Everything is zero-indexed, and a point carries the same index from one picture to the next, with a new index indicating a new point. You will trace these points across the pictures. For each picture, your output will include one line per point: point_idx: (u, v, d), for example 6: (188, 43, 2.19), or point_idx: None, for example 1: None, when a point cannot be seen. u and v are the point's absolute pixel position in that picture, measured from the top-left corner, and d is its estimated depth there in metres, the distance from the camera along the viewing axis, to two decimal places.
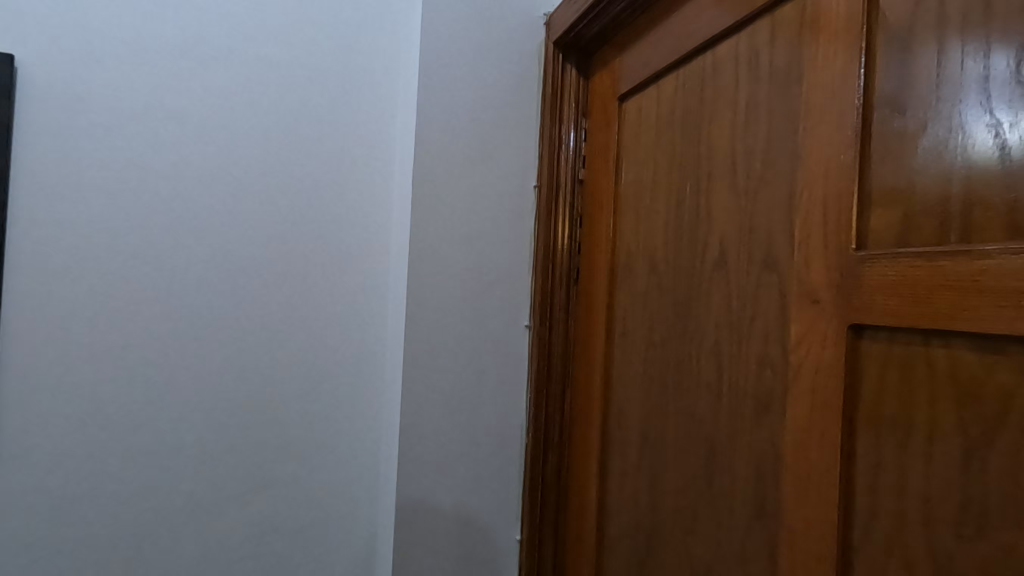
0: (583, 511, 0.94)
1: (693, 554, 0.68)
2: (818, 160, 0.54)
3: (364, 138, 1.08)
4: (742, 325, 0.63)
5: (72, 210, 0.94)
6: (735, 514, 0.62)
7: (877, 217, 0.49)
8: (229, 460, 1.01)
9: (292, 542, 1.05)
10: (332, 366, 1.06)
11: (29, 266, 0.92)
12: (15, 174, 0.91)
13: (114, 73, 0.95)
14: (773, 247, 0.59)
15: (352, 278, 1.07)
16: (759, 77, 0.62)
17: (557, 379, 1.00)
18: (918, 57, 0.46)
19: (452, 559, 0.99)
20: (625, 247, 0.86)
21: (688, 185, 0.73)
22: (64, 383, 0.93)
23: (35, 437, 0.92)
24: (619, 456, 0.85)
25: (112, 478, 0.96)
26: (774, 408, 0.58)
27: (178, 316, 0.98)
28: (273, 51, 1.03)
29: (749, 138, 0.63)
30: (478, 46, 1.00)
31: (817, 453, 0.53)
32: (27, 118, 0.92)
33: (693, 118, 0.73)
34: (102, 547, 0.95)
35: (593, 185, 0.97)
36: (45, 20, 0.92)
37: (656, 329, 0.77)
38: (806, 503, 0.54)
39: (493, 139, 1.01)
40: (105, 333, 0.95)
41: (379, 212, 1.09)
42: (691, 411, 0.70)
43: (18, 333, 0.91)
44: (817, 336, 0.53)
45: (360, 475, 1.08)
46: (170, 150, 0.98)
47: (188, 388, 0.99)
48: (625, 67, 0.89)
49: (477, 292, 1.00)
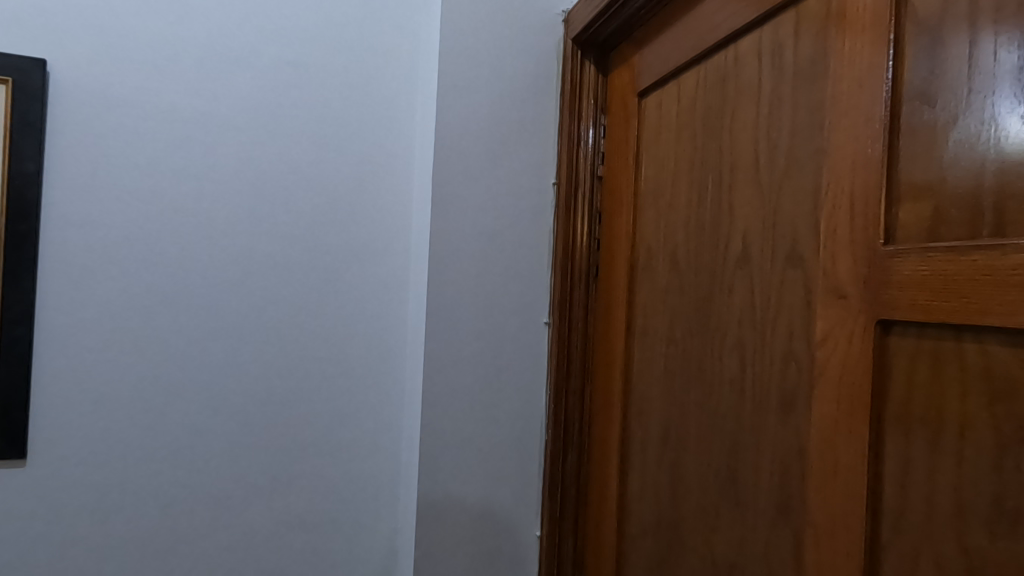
0: (603, 508, 0.94)
1: (716, 553, 0.68)
2: (845, 154, 0.54)
3: (384, 138, 1.09)
4: (766, 321, 0.62)
5: (102, 211, 0.96)
6: (759, 513, 0.62)
7: (906, 211, 0.48)
8: (254, 455, 1.03)
9: (315, 536, 1.06)
10: (353, 363, 1.07)
11: (61, 265, 0.95)
12: (49, 176, 0.94)
13: (142, 78, 0.98)
14: (798, 244, 0.59)
15: (373, 277, 1.08)
16: (784, 71, 0.62)
17: (576, 376, 1.00)
18: (948, 49, 0.45)
19: (472, 554, 1.00)
20: (645, 243, 0.86)
21: (710, 180, 0.72)
22: (95, 380, 0.96)
23: (68, 430, 0.95)
24: (639, 453, 0.85)
25: (142, 471, 0.98)
26: (800, 405, 0.58)
27: (204, 315, 1.00)
28: (295, 53, 1.04)
29: (772, 132, 0.63)
30: (497, 44, 1.00)
31: (844, 450, 0.52)
32: (59, 121, 0.94)
33: (715, 113, 0.72)
34: (132, 538, 0.98)
35: (612, 182, 0.96)
36: (75, 26, 0.95)
37: (676, 325, 0.77)
38: (833, 500, 0.53)
39: (512, 137, 1.01)
40: (134, 330, 0.97)
41: (399, 212, 1.10)
42: (714, 408, 0.69)
43: (52, 329, 0.94)
44: (843, 332, 0.53)
45: (381, 472, 1.09)
46: (195, 152, 1.00)
47: (214, 384, 1.01)
48: (645, 62, 0.88)
49: (497, 288, 1.00)
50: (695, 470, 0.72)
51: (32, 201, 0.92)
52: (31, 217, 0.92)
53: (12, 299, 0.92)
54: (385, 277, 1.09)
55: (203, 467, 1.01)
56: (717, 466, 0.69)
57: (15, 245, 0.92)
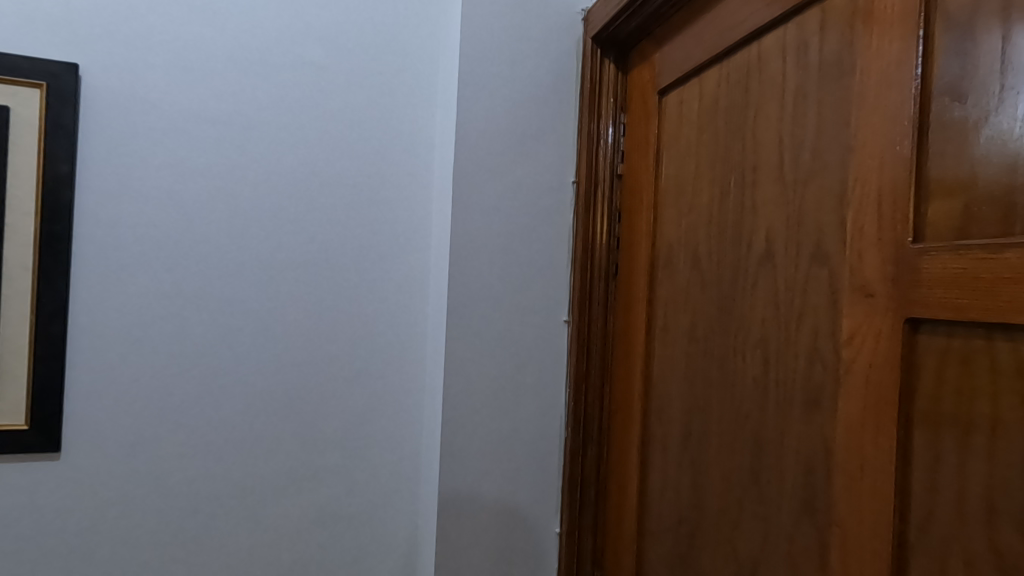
0: (623, 508, 0.95)
1: (738, 550, 0.68)
2: (872, 151, 0.53)
3: (404, 139, 1.10)
4: (790, 319, 0.62)
5: (132, 211, 0.99)
6: (783, 513, 0.62)
7: (935, 209, 0.48)
8: (278, 450, 1.05)
9: (338, 530, 1.08)
10: (375, 359, 1.09)
11: (92, 263, 0.97)
12: (81, 178, 0.97)
13: (169, 80, 1.00)
14: (823, 242, 0.59)
15: (394, 276, 1.09)
16: (808, 68, 0.62)
17: (596, 373, 1.00)
18: (980, 44, 0.45)
19: (493, 550, 1.01)
20: (666, 241, 0.86)
21: (732, 178, 0.72)
22: (125, 375, 0.99)
23: (100, 424, 0.98)
24: (660, 450, 0.85)
25: (171, 464, 1.01)
26: (825, 404, 0.58)
27: (230, 312, 1.02)
28: (317, 55, 1.06)
29: (797, 129, 0.63)
30: (517, 44, 1.01)
31: (872, 450, 0.52)
32: (91, 123, 0.97)
33: (737, 110, 0.72)
34: (162, 529, 1.01)
35: (632, 181, 0.96)
36: (104, 31, 0.97)
37: (697, 323, 0.77)
38: (859, 499, 0.53)
39: (532, 135, 1.01)
40: (163, 327, 1.00)
41: (419, 211, 1.11)
42: (737, 407, 0.69)
43: (84, 326, 0.97)
44: (871, 331, 0.53)
45: (403, 469, 1.11)
46: (221, 152, 1.02)
47: (239, 380, 1.03)
48: (665, 60, 0.88)
49: (517, 286, 1.01)
50: (717, 470, 0.72)
51: (65, 202, 0.95)
52: (65, 217, 0.95)
53: (48, 297, 0.94)
54: (406, 276, 1.10)
55: (229, 464, 1.03)
56: (739, 468, 0.69)
57: (50, 244, 0.94)
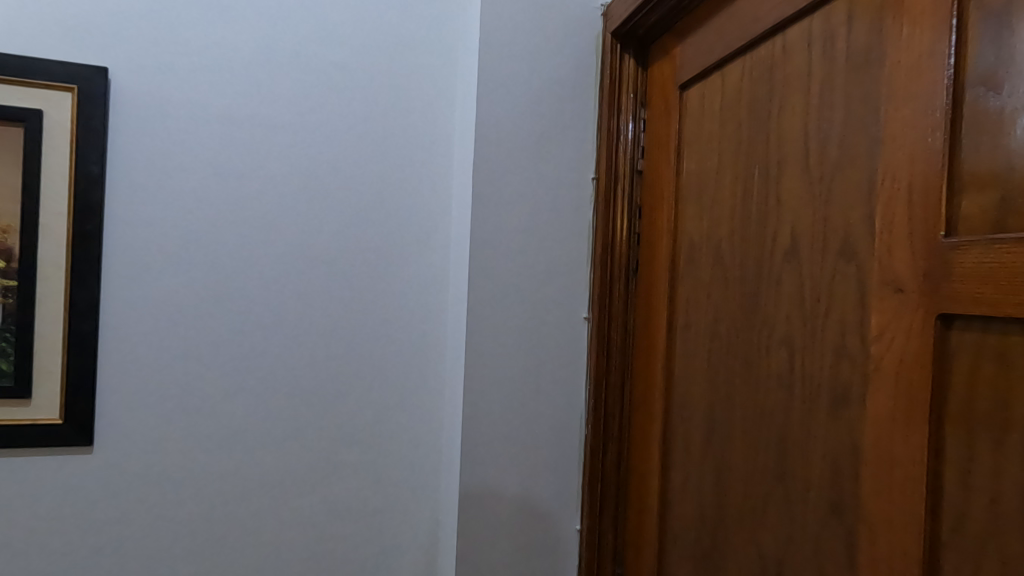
0: (644, 506, 0.94)
1: (763, 549, 0.68)
2: (902, 144, 0.52)
3: (424, 137, 1.11)
4: (816, 316, 0.61)
5: (159, 210, 1.01)
6: (809, 511, 0.61)
7: (970, 201, 0.47)
8: (301, 445, 1.06)
9: (361, 524, 1.09)
10: (395, 356, 1.10)
11: (121, 262, 1.00)
12: (111, 179, 0.99)
13: (194, 82, 1.02)
14: (851, 236, 0.58)
15: (413, 273, 1.10)
16: (836, 60, 0.60)
17: (616, 370, 1.00)
18: (1018, 30, 0.44)
19: (513, 546, 1.01)
20: (688, 236, 0.85)
21: (755, 172, 0.71)
22: (154, 371, 1.01)
23: (130, 419, 1.00)
24: (682, 447, 0.84)
25: (198, 458, 1.03)
26: (853, 401, 0.57)
27: (254, 310, 1.04)
28: (337, 55, 1.07)
29: (824, 123, 0.62)
30: (536, 41, 1.00)
31: (902, 448, 0.51)
32: (120, 125, 0.99)
33: (761, 104, 0.71)
34: (189, 522, 1.03)
35: (652, 176, 0.96)
36: (132, 36, 1.00)
37: (720, 319, 0.77)
38: (888, 497, 0.52)
39: (551, 131, 1.01)
40: (190, 325, 1.02)
41: (438, 208, 1.11)
42: (761, 404, 0.68)
43: (114, 323, 0.99)
44: (901, 327, 0.52)
45: (423, 464, 1.11)
46: (244, 152, 1.03)
47: (263, 377, 1.05)
48: (686, 54, 0.87)
49: (536, 284, 1.01)
50: (740, 469, 0.72)
51: (96, 202, 0.97)
52: (95, 217, 0.97)
53: (80, 295, 0.97)
54: (425, 273, 1.11)
55: (253, 458, 1.05)
56: (763, 466, 0.68)
57: (81, 244, 0.97)
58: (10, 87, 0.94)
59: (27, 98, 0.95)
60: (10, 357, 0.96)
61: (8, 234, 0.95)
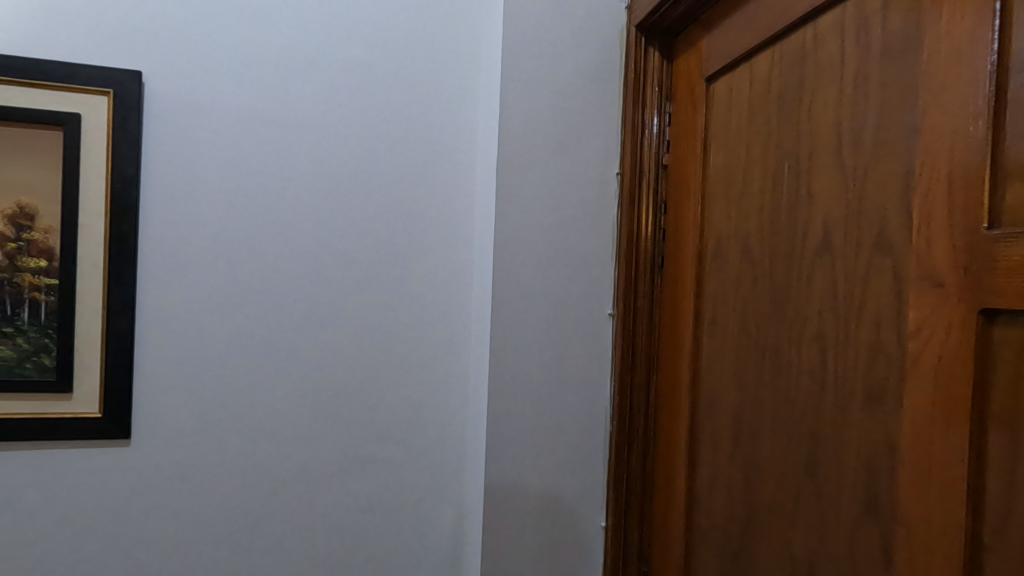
0: (671, 504, 0.93)
1: (794, 548, 0.66)
2: (942, 134, 0.51)
3: (447, 135, 1.11)
4: (850, 311, 0.60)
5: (191, 211, 1.03)
6: (842, 510, 0.60)
7: (1014, 192, 0.45)
8: (329, 440, 1.08)
9: (387, 518, 1.11)
10: (420, 353, 1.11)
11: (155, 261, 1.02)
12: (146, 180, 1.02)
13: (223, 84, 1.04)
14: (886, 230, 0.56)
15: (437, 270, 1.11)
16: (871, 48, 0.59)
17: (642, 367, 0.99)
18: None
19: (538, 542, 1.02)
20: (715, 231, 0.84)
21: (786, 165, 0.70)
22: (187, 367, 1.04)
23: (165, 413, 1.03)
24: (709, 445, 0.83)
25: (230, 452, 1.05)
26: (889, 399, 0.55)
27: (283, 307, 1.06)
28: (362, 54, 1.08)
29: (858, 113, 0.60)
30: (559, 36, 1.00)
31: (942, 447, 0.49)
32: (154, 128, 1.02)
33: (792, 95, 0.69)
34: (222, 513, 1.05)
35: (678, 171, 0.94)
36: (165, 40, 1.02)
37: (749, 315, 0.75)
38: (927, 497, 0.51)
39: (575, 127, 1.01)
40: (221, 321, 1.04)
41: (462, 205, 1.12)
42: (792, 401, 0.67)
43: (149, 320, 1.02)
44: (941, 322, 0.50)
45: (448, 459, 1.12)
46: (272, 152, 1.05)
47: (292, 373, 1.07)
48: (713, 46, 0.86)
49: (560, 280, 1.01)
50: (769, 467, 0.71)
51: (131, 203, 1.00)
52: (131, 218, 1.00)
53: (117, 293, 1.00)
54: (449, 270, 1.11)
55: (283, 452, 1.07)
56: (794, 465, 0.67)
57: (118, 243, 1.00)
58: (50, 92, 0.97)
59: (66, 103, 0.98)
60: (53, 353, 1.00)
61: (50, 234, 0.99)
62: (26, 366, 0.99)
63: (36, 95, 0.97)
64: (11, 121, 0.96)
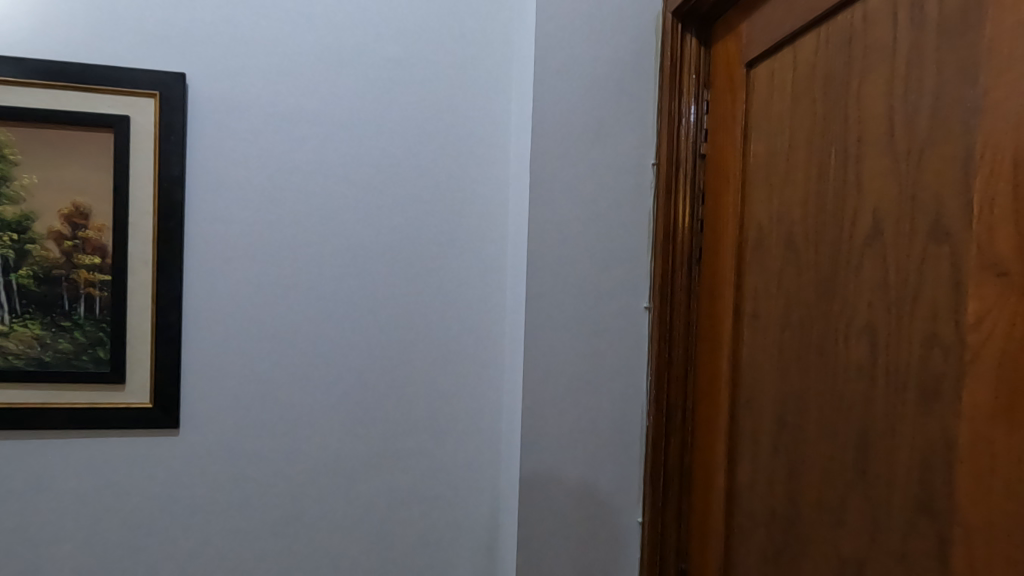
0: (710, 500, 0.92)
1: (842, 547, 0.64)
2: (1005, 115, 0.48)
3: (480, 128, 1.11)
4: (902, 303, 0.57)
5: (233, 208, 1.06)
6: (895, 509, 0.58)
7: None
8: (366, 431, 1.10)
9: (423, 509, 1.12)
10: (455, 346, 1.11)
11: (200, 258, 1.06)
12: (190, 179, 1.05)
13: (262, 84, 1.06)
14: (942, 217, 0.54)
15: (471, 263, 1.11)
16: (925, 27, 0.56)
17: (679, 361, 0.97)
18: None
19: (573, 535, 1.01)
20: (756, 221, 0.81)
21: (832, 151, 0.67)
22: (231, 360, 1.07)
23: (210, 404, 1.07)
24: (750, 441, 0.81)
25: (272, 441, 1.08)
26: (946, 395, 0.53)
27: (321, 301, 1.08)
28: (396, 51, 1.09)
29: (912, 95, 0.57)
30: (593, 25, 0.99)
31: (1006, 445, 0.47)
32: (197, 128, 1.05)
33: (839, 78, 0.67)
34: (265, 501, 1.09)
35: (716, 160, 0.92)
36: (207, 43, 1.05)
37: (792, 306, 0.73)
38: (988, 497, 0.48)
39: (609, 117, 0.99)
40: (262, 315, 1.07)
41: (496, 198, 1.12)
42: (840, 395, 0.65)
43: (195, 314, 1.06)
44: (1005, 314, 0.47)
45: (483, 452, 1.13)
46: (310, 148, 1.07)
47: (330, 365, 1.09)
48: (753, 30, 0.83)
49: (595, 272, 1.00)
50: (815, 464, 0.68)
51: (177, 201, 1.03)
52: (177, 215, 1.04)
53: (165, 288, 1.04)
54: (483, 263, 1.12)
55: (323, 442, 1.09)
56: (842, 462, 0.64)
57: (166, 240, 1.03)
58: (101, 96, 1.01)
59: (115, 105, 1.02)
60: (107, 346, 1.04)
61: (103, 233, 1.03)
62: (83, 358, 1.04)
63: (87, 99, 1.01)
64: (65, 125, 1.01)
